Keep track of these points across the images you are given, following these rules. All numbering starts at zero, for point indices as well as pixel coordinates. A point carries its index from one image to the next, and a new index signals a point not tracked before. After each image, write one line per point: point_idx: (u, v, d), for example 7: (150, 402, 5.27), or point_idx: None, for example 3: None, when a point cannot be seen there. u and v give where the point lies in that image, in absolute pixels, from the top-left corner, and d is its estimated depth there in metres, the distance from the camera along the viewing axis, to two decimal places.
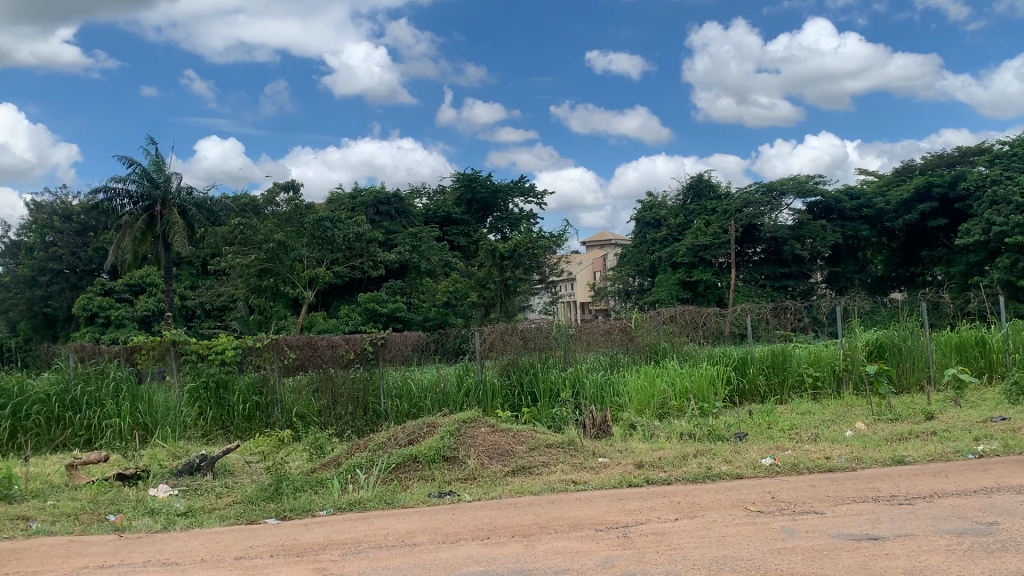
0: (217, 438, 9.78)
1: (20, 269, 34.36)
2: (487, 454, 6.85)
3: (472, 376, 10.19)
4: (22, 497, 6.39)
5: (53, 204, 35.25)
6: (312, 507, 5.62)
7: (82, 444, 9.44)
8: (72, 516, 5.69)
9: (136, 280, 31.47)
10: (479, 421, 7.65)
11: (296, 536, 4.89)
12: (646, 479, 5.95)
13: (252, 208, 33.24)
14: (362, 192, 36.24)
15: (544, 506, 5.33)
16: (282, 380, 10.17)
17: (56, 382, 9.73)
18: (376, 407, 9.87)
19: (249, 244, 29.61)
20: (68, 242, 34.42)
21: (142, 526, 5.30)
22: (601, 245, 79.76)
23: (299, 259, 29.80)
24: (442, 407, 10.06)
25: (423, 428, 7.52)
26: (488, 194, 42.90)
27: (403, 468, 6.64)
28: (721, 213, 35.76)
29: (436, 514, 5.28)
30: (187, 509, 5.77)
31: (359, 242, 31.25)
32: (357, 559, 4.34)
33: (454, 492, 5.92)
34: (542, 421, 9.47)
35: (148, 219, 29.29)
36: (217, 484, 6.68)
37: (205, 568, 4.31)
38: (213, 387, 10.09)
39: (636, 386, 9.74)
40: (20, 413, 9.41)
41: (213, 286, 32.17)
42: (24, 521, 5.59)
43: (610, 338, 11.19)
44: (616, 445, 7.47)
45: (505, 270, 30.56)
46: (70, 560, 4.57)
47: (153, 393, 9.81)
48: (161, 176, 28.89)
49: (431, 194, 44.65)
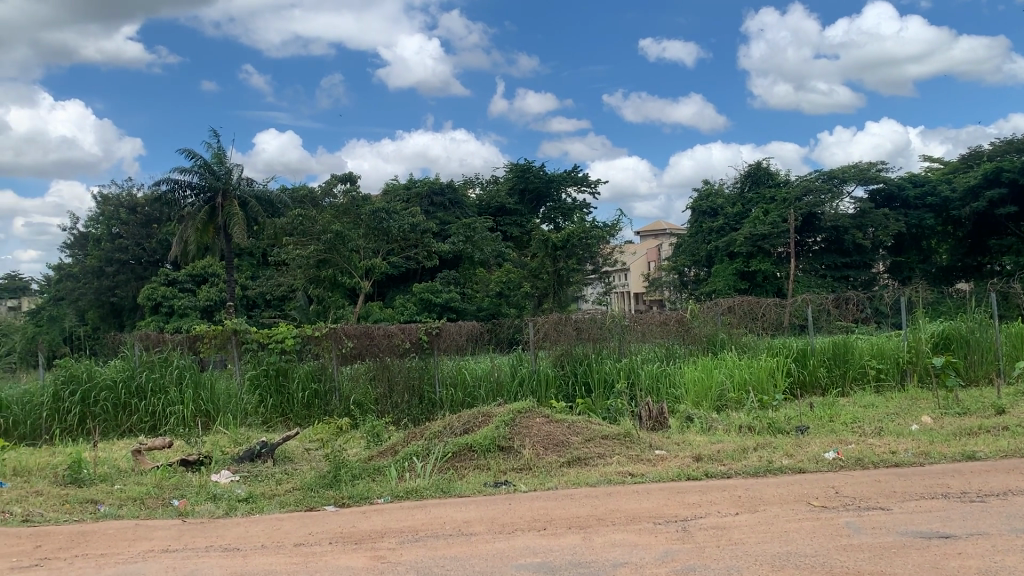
0: (277, 425, 9.92)
1: (88, 260, 35.41)
2: (543, 444, 6.82)
3: (526, 366, 10.22)
4: (91, 480, 6.58)
5: (119, 197, 36.26)
6: (370, 495, 5.67)
7: (148, 430, 9.69)
8: (138, 501, 5.83)
9: (199, 271, 32.14)
10: (534, 412, 7.60)
11: (354, 523, 4.95)
12: (705, 472, 5.86)
13: (309, 200, 33.76)
14: (416, 182, 36.52)
15: (601, 498, 5.29)
16: (340, 369, 10.33)
17: (123, 370, 9.98)
18: (432, 396, 9.94)
19: (308, 236, 29.90)
20: (133, 234, 35.27)
21: (204, 512, 5.40)
22: (656, 235, 78.99)
23: (356, 250, 30.21)
24: (496, 397, 10.10)
25: (478, 417, 7.51)
26: (542, 184, 42.77)
27: (458, 458, 6.66)
28: (781, 201, 35.14)
29: (493, 505, 5.26)
30: (248, 494, 5.87)
31: (414, 232, 31.45)
32: (414, 548, 4.35)
33: (510, 482, 5.91)
34: (597, 412, 9.40)
35: (210, 210, 29.88)
36: (277, 471, 6.80)
37: (266, 553, 4.38)
38: (273, 374, 10.26)
39: (693, 377, 9.59)
40: (88, 399, 9.71)
41: (273, 276, 32.71)
42: (93, 505, 5.75)
43: (666, 328, 11.02)
44: (673, 437, 7.39)
45: (558, 260, 30.33)
46: (136, 543, 4.68)
47: (215, 381, 10.06)
48: (222, 168, 29.49)
49: (484, 184, 44.79)
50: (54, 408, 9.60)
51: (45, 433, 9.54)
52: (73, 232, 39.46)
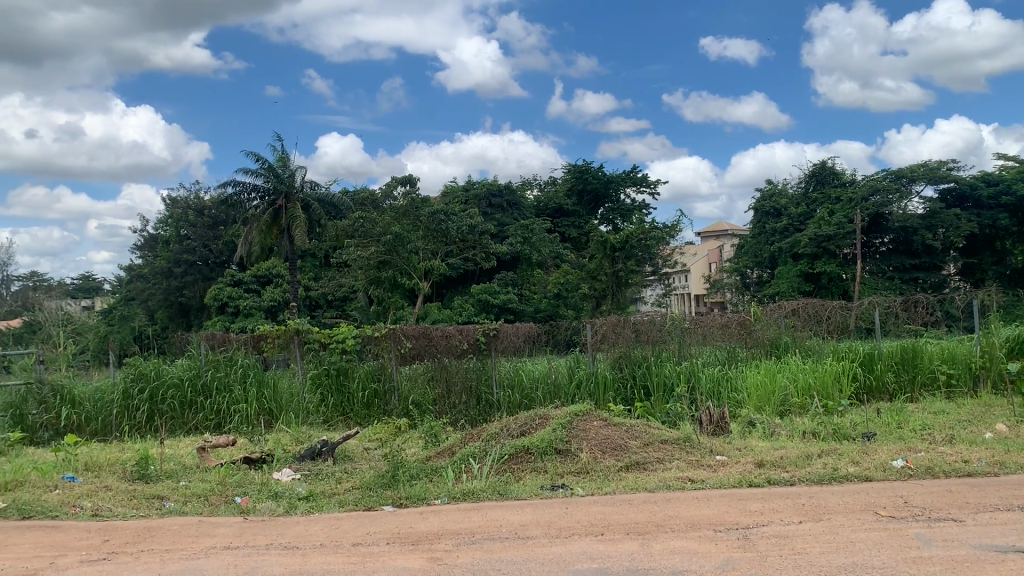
0: (337, 424, 10.06)
1: (158, 261, 36.38)
2: (600, 448, 6.76)
3: (584, 368, 10.16)
4: (158, 477, 6.74)
5: (187, 199, 37.22)
6: (428, 496, 5.68)
7: (213, 427, 9.89)
8: (203, 497, 5.95)
9: (263, 271, 32.68)
10: (592, 415, 7.54)
11: (411, 524, 4.97)
12: (768, 479, 5.73)
13: (370, 202, 34.19)
14: (475, 184, 36.67)
15: (660, 504, 5.20)
16: (399, 369, 10.37)
17: (189, 368, 10.21)
18: (489, 397, 9.96)
19: (369, 238, 30.25)
20: (200, 236, 36.17)
21: (265, 510, 5.47)
22: (718, 236, 77.98)
23: (415, 251, 30.45)
24: (553, 399, 10.08)
25: (535, 420, 7.48)
26: (601, 185, 42.55)
27: (516, 460, 6.64)
28: (847, 202, 34.31)
29: (549, 508, 5.23)
30: (308, 493, 5.94)
31: (472, 233, 31.54)
32: (470, 550, 4.34)
33: (567, 486, 5.87)
34: (656, 416, 9.29)
35: (274, 212, 30.46)
36: (337, 470, 6.86)
37: (324, 553, 4.42)
38: (334, 374, 10.41)
39: (755, 382, 9.39)
40: (156, 398, 9.96)
41: (335, 276, 33.18)
42: (159, 501, 5.89)
43: (728, 331, 10.78)
44: (734, 443, 7.24)
45: (618, 261, 30.55)
46: (199, 540, 4.77)
47: (278, 380, 10.24)
48: (286, 171, 30.05)
49: (543, 185, 44.79)
50: (124, 405, 9.89)
51: (116, 429, 9.81)
52: (144, 234, 40.67)
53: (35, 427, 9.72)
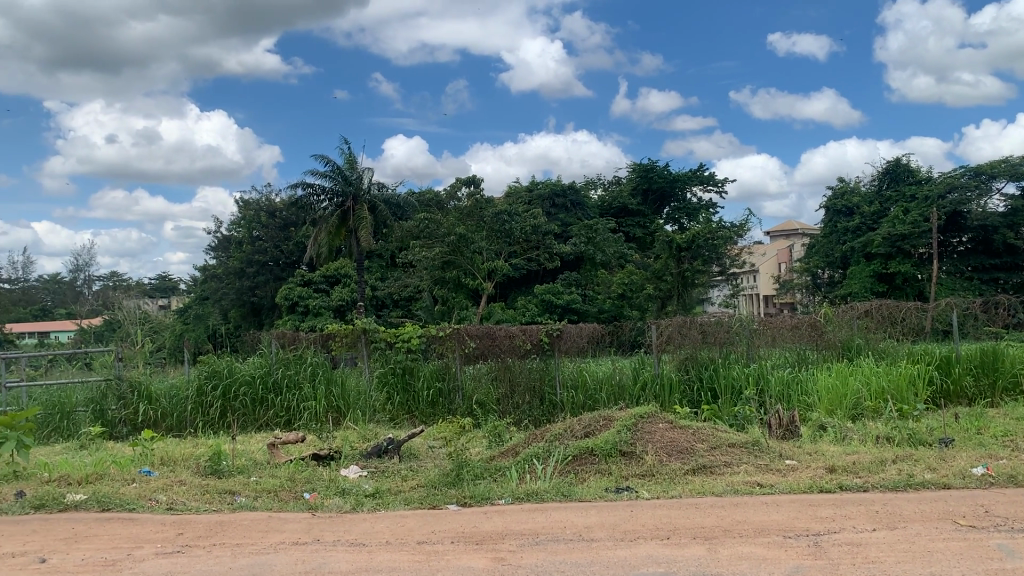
0: (403, 422, 10.18)
1: (231, 262, 37.31)
2: (665, 450, 6.69)
3: (649, 369, 10.07)
4: (230, 472, 6.90)
5: (259, 202, 38.14)
6: (492, 495, 5.69)
7: (283, 424, 10.12)
8: (273, 493, 6.09)
9: (332, 271, 33.14)
10: (657, 417, 7.44)
11: (475, 524, 4.98)
12: (839, 484, 5.58)
13: (435, 203, 34.53)
14: (539, 184, 36.68)
15: (727, 509, 5.11)
16: (463, 368, 10.42)
17: (260, 366, 10.46)
18: (553, 398, 9.97)
19: (433, 238, 30.65)
20: (272, 237, 37.02)
21: (332, 507, 5.56)
22: (787, 235, 76.57)
23: (479, 251, 30.64)
24: (618, 400, 10.01)
25: (599, 421, 7.42)
26: (666, 184, 42.14)
27: (580, 461, 6.62)
28: (922, 200, 33.25)
29: (614, 510, 5.20)
30: (375, 490, 6.02)
31: (536, 234, 31.53)
32: (534, 551, 4.33)
33: (632, 489, 5.82)
34: (724, 419, 9.13)
35: (342, 213, 30.95)
36: (403, 467, 6.94)
37: (390, 550, 4.47)
38: (400, 373, 10.54)
39: (826, 386, 9.15)
40: (228, 394, 10.23)
41: (400, 277, 33.54)
42: (231, 495, 6.04)
43: (798, 332, 10.50)
44: (805, 447, 7.07)
45: (683, 261, 30.10)
46: (269, 535, 4.87)
47: (346, 378, 10.42)
48: (354, 174, 30.50)
49: (607, 185, 44.57)
50: (198, 402, 10.16)
51: (190, 425, 10.09)
52: (218, 235, 41.81)
53: (114, 422, 10.07)
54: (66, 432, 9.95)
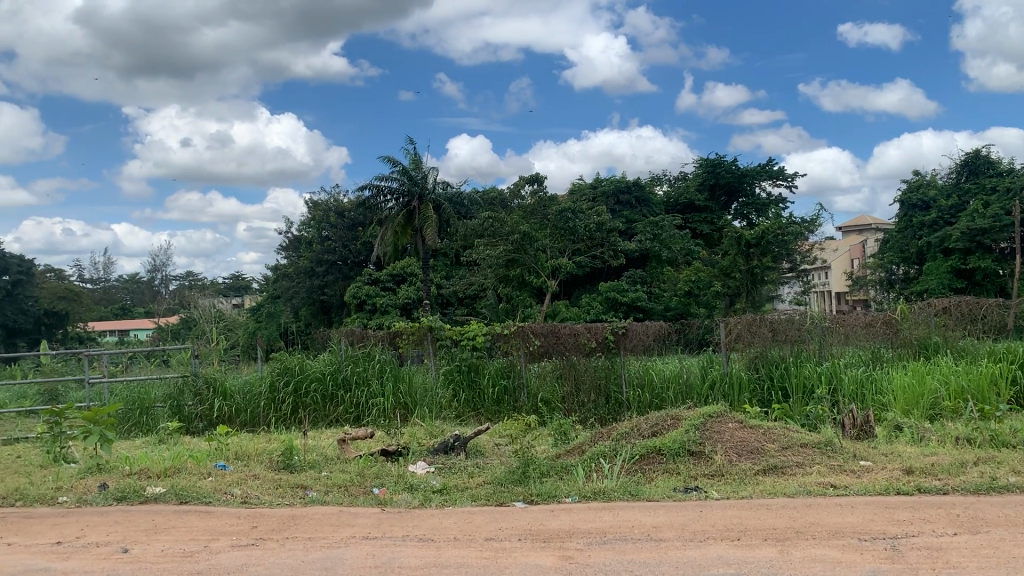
0: (469, 419, 10.24)
1: (302, 261, 38.08)
2: (736, 451, 6.58)
3: (718, 368, 9.93)
4: (302, 467, 7.05)
5: (328, 202, 38.84)
6: (558, 493, 5.69)
7: (353, 420, 10.29)
8: (343, 487, 6.19)
9: (398, 270, 33.38)
10: (726, 416, 7.33)
11: (543, 522, 4.98)
12: (917, 487, 5.41)
13: (499, 201, 34.67)
14: (603, 181, 36.49)
15: (800, 510, 5.00)
16: (529, 366, 10.44)
17: (330, 363, 10.66)
18: (619, 396, 9.90)
19: (498, 237, 30.71)
20: (341, 236, 37.68)
21: (401, 502, 5.64)
22: (861, 230, 74.65)
23: (543, 249, 30.77)
24: (686, 399, 9.90)
25: (667, 420, 7.35)
26: (734, 179, 41.49)
27: (647, 460, 6.56)
28: (1003, 192, 32.03)
29: (683, 511, 5.14)
30: (442, 486, 6.08)
31: (600, 231, 31.31)
32: (603, 551, 4.31)
33: (701, 489, 5.74)
34: (795, 418, 8.96)
35: (407, 213, 31.32)
36: (469, 464, 6.98)
37: (459, 546, 4.50)
38: (465, 371, 10.62)
39: (902, 385, 8.90)
40: (300, 391, 10.44)
41: (465, 275, 33.68)
42: (302, 490, 6.16)
43: (872, 330, 10.23)
44: (880, 448, 6.88)
45: (752, 257, 29.58)
46: (340, 530, 4.95)
47: (412, 375, 10.55)
48: (419, 174, 30.76)
49: (673, 180, 44.10)
50: (271, 397, 10.40)
51: (263, 420, 10.32)
52: (288, 236, 42.75)
53: (191, 417, 10.37)
54: (146, 427, 10.26)
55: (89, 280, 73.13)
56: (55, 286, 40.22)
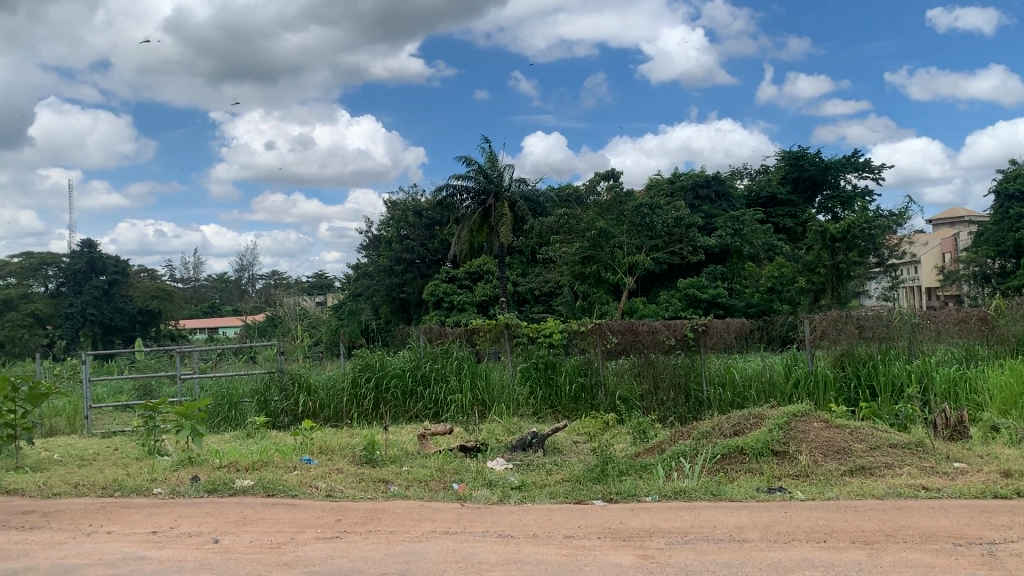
0: (546, 416, 10.25)
1: (381, 260, 38.73)
2: (822, 451, 6.41)
3: (802, 366, 9.71)
4: (383, 462, 7.17)
5: (406, 202, 39.35)
6: (638, 493, 5.64)
7: (432, 416, 10.41)
8: (423, 482, 6.28)
9: (475, 268, 33.61)
10: (811, 415, 7.15)
11: (622, 520, 4.94)
12: (1016, 490, 5.18)
13: (575, 198, 34.58)
14: (681, 176, 36.03)
15: (889, 513, 4.84)
16: (605, 364, 10.38)
17: (410, 360, 10.86)
18: (699, 394, 9.76)
19: (574, 233, 31.09)
20: (419, 235, 38.11)
21: (481, 497, 5.69)
22: (953, 223, 71.74)
23: (619, 246, 30.41)
24: (769, 398, 9.70)
25: (750, 419, 7.21)
26: (818, 171, 40.38)
27: (729, 460, 6.45)
28: None
29: (766, 511, 5.03)
30: (521, 483, 6.10)
31: (678, 226, 30.81)
32: (684, 550, 4.26)
33: (785, 490, 5.61)
34: (883, 418, 8.68)
35: (483, 212, 31.54)
36: (548, 462, 6.99)
37: (537, 543, 4.51)
38: (543, 368, 10.63)
39: (998, 384, 8.52)
40: (381, 386, 10.63)
41: (541, 272, 33.63)
42: (384, 484, 6.27)
43: (966, 327, 9.82)
44: (976, 450, 6.61)
45: (837, 252, 28.90)
46: (421, 524, 5.03)
47: (490, 371, 10.64)
48: (495, 172, 30.85)
49: (754, 174, 43.22)
50: (353, 393, 10.61)
51: (346, 415, 10.53)
52: (368, 235, 43.59)
53: (278, 412, 10.64)
54: (234, 421, 10.57)
55: (179, 280, 75.97)
56: (148, 286, 41.79)
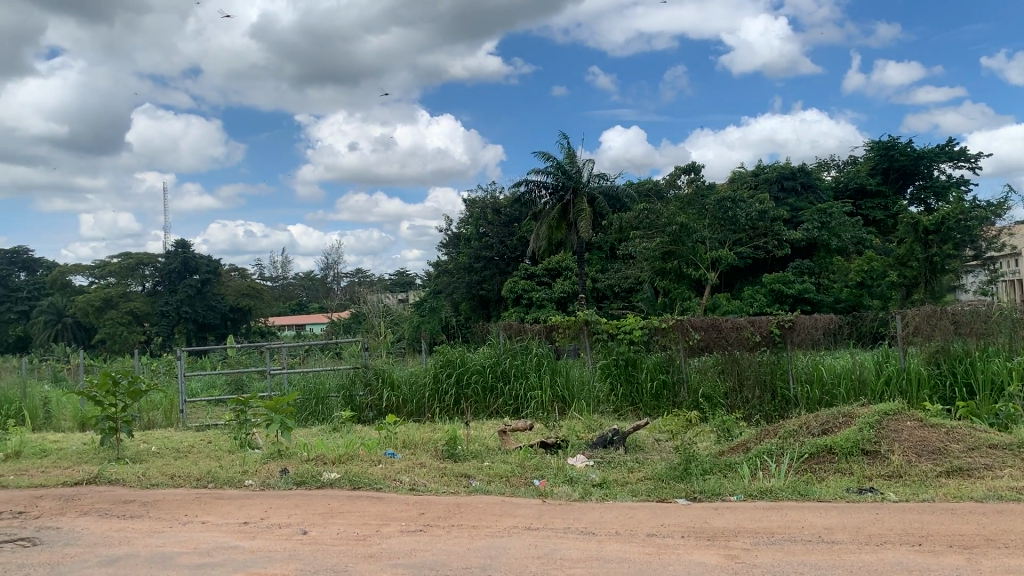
0: (627, 414, 10.19)
1: (461, 257, 39.10)
2: (916, 450, 6.18)
3: (894, 363, 9.41)
4: (465, 456, 7.25)
5: (485, 199, 39.56)
6: (722, 492, 5.54)
7: (512, 412, 10.49)
8: (505, 478, 6.31)
9: (553, 265, 33.62)
10: (904, 414, 6.89)
11: (707, 520, 4.88)
12: None
13: (655, 192, 34.19)
14: (765, 168, 35.25)
15: (988, 517, 4.64)
16: (688, 361, 10.21)
17: (490, 357, 10.95)
18: (786, 392, 9.48)
19: (654, 228, 30.86)
20: (497, 232, 38.29)
21: (562, 494, 5.69)
22: None
23: (702, 241, 29.99)
24: (859, 396, 9.42)
25: (839, 418, 7.00)
26: (909, 162, 38.97)
27: (816, 460, 6.29)
28: None
29: (858, 513, 4.89)
30: (602, 480, 6.07)
31: (762, 220, 30.04)
32: (770, 551, 4.18)
33: (877, 490, 5.44)
34: (982, 418, 8.32)
35: (562, 207, 31.53)
36: (629, 459, 6.96)
37: (619, 541, 4.49)
38: (623, 364, 10.57)
39: None
40: (461, 381, 10.74)
41: (621, 268, 33.36)
42: (466, 479, 6.34)
43: None
44: None
45: (930, 245, 27.58)
46: (502, 519, 5.06)
47: (570, 368, 10.63)
48: (573, 168, 30.79)
49: (841, 166, 41.98)
50: (435, 388, 10.75)
51: (428, 410, 10.68)
52: (448, 233, 44.04)
53: (363, 407, 10.87)
54: (321, 415, 10.84)
55: (269, 279, 78.46)
56: (238, 284, 43.22)
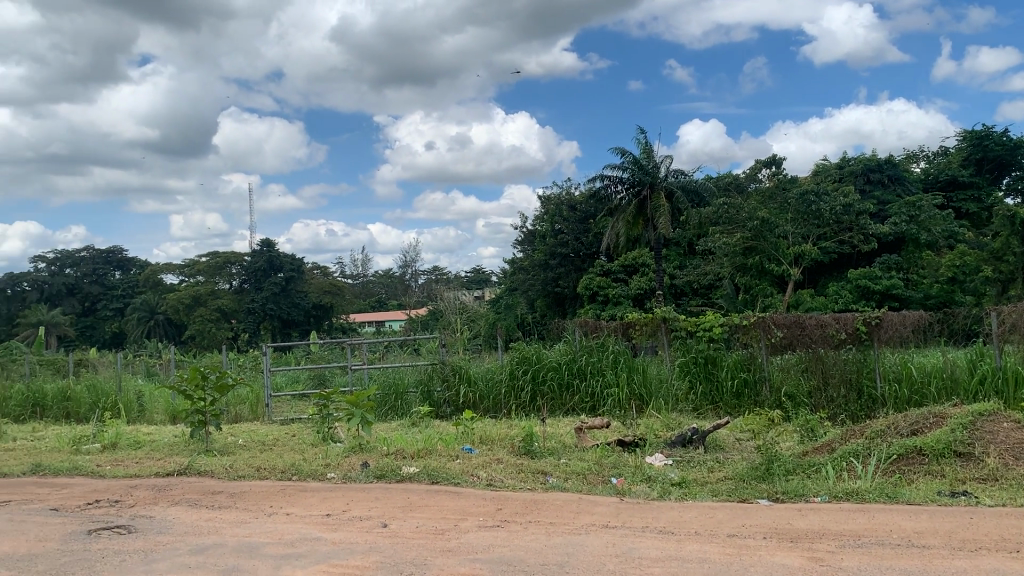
0: (707, 413, 10.02)
1: (537, 254, 39.12)
2: (1014, 453, 5.91)
3: (989, 361, 9.04)
4: (542, 453, 7.25)
5: (561, 196, 39.45)
6: (806, 493, 5.43)
7: (589, 409, 10.47)
8: (581, 475, 6.29)
9: (629, 261, 33.35)
10: (999, 415, 6.60)
11: (790, 521, 4.76)
12: None
13: (735, 186, 33.55)
14: (850, 161, 34.26)
15: None
16: (769, 359, 9.99)
17: (566, 354, 10.96)
18: (873, 391, 9.19)
19: (734, 223, 30.31)
20: (573, 229, 38.21)
21: (640, 493, 5.65)
22: None
23: (784, 236, 29.47)
24: (951, 395, 9.09)
25: (930, 418, 6.75)
26: (1005, 152, 37.26)
27: (906, 461, 6.08)
28: None
29: (950, 517, 4.70)
30: (681, 479, 6.01)
31: (847, 214, 29.30)
32: (855, 554, 4.07)
33: (971, 494, 5.23)
34: None
35: (638, 203, 31.25)
36: (709, 458, 6.86)
37: (698, 541, 4.43)
38: (703, 363, 10.43)
39: None
40: (538, 379, 10.79)
41: (700, 264, 32.84)
42: (543, 476, 6.35)
43: None
44: None
45: None
46: (580, 517, 5.05)
47: (647, 366, 10.53)
48: (650, 163, 30.49)
49: (931, 157, 40.43)
50: (511, 384, 10.82)
51: (505, 407, 10.75)
52: (524, 230, 44.07)
53: (440, 403, 10.98)
54: (400, 410, 10.99)
55: (350, 276, 79.95)
56: (320, 282, 44.18)
